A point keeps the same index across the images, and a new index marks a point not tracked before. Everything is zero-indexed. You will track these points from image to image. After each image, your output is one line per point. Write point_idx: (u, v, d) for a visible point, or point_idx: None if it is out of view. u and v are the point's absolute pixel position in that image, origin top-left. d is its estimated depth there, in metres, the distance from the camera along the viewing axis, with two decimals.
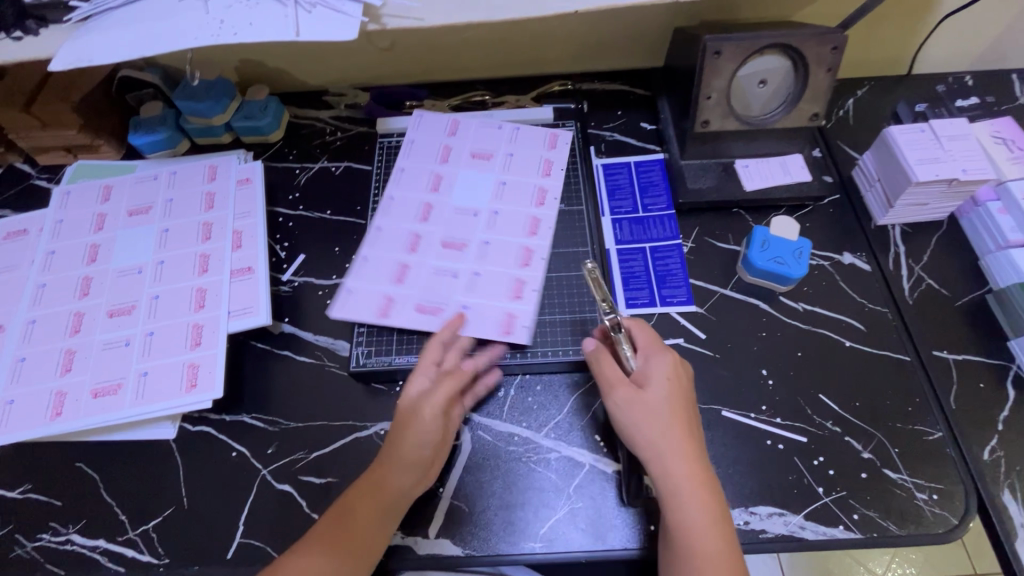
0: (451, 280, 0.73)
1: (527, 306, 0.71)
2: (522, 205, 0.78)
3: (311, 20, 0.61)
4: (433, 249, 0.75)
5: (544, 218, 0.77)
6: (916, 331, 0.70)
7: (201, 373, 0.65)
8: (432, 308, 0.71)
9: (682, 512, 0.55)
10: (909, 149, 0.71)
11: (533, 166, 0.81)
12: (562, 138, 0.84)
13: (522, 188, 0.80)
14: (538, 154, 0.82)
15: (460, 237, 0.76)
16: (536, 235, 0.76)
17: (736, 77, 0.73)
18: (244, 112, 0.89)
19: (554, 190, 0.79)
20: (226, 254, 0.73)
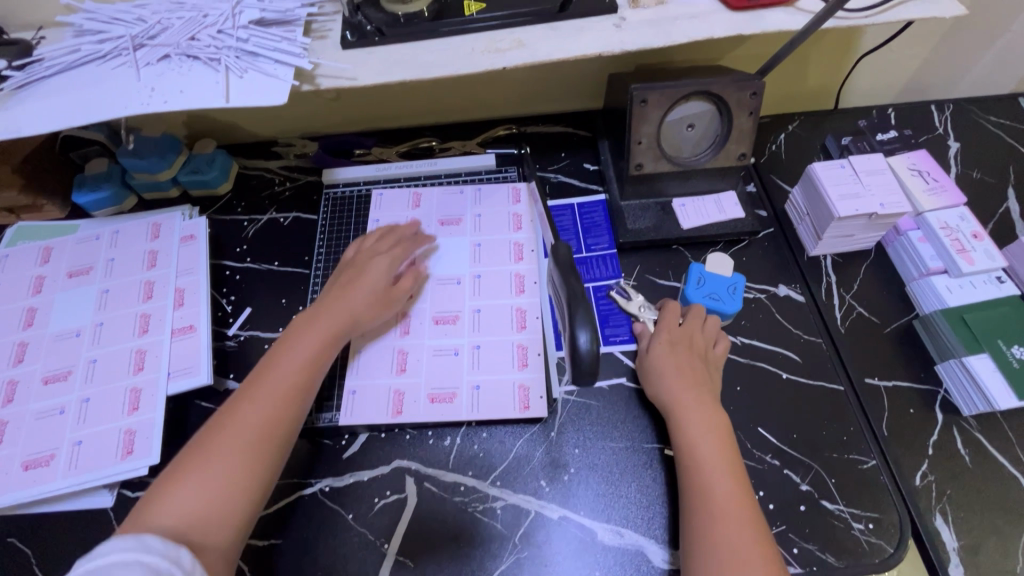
0: (452, 358, 0.72)
1: (534, 373, 0.71)
2: (503, 263, 0.80)
3: (243, 85, 0.62)
4: (425, 328, 0.75)
5: (527, 275, 0.79)
6: (849, 359, 0.72)
7: (137, 439, 0.64)
8: (446, 394, 0.70)
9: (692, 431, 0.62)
10: (831, 186, 0.74)
11: (505, 222, 0.83)
12: (525, 193, 0.86)
13: (500, 246, 0.81)
14: (506, 210, 0.84)
15: (452, 310, 0.76)
16: (523, 293, 0.77)
17: (664, 121, 0.75)
18: (190, 167, 0.89)
19: (528, 243, 0.81)
20: (167, 313, 0.73)
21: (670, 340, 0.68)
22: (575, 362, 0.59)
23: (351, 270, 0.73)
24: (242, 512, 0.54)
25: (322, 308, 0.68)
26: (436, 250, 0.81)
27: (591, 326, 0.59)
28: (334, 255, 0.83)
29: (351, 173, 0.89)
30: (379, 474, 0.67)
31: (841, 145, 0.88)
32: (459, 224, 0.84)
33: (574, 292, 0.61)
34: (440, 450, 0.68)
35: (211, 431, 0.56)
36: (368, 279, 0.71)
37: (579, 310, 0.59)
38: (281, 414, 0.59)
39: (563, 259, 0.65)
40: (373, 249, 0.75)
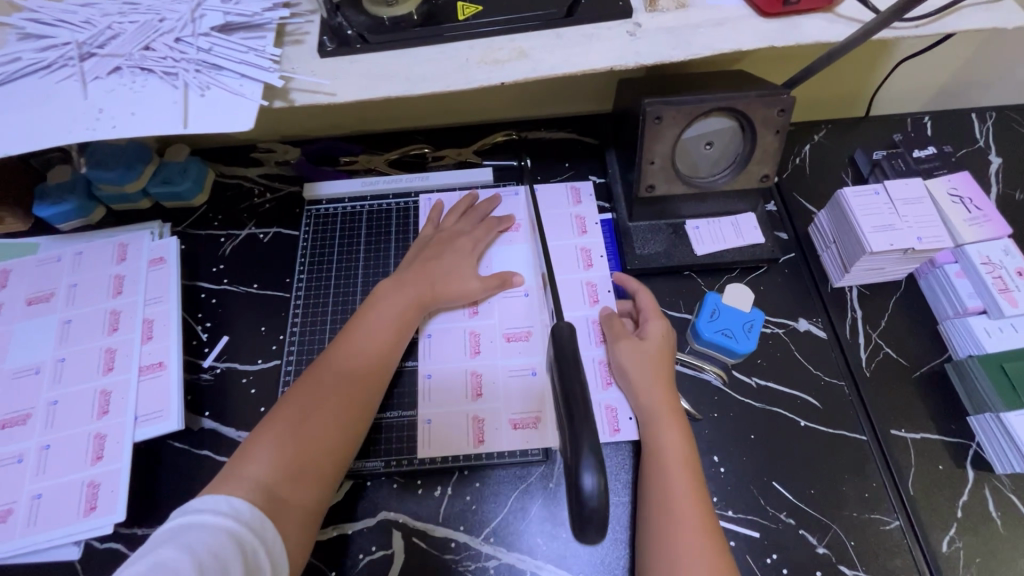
0: (528, 378, 0.67)
1: (620, 394, 0.66)
2: (572, 271, 0.74)
3: (203, 105, 0.54)
4: (496, 346, 0.69)
5: (599, 283, 0.73)
6: (873, 406, 0.66)
7: (101, 494, 0.59)
8: (528, 419, 0.65)
9: (658, 436, 0.59)
10: (863, 215, 0.67)
11: (569, 227, 0.78)
12: (585, 193, 0.81)
13: (566, 252, 0.76)
14: (567, 213, 0.79)
15: (523, 325, 0.70)
16: (597, 304, 0.72)
17: (681, 139, 0.68)
18: (162, 176, 0.82)
19: (597, 249, 0.76)
20: (134, 348, 0.67)
21: (665, 340, 0.65)
22: (580, 513, 0.40)
23: (432, 244, 0.73)
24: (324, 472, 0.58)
25: (408, 280, 0.69)
26: (500, 255, 0.75)
27: (598, 458, 0.41)
28: (316, 279, 0.76)
29: (336, 188, 0.81)
30: (365, 526, 0.62)
31: (872, 160, 0.82)
32: (519, 230, 0.77)
33: (577, 407, 0.43)
34: (431, 502, 0.63)
35: (298, 394, 0.61)
36: (450, 256, 0.71)
37: (582, 436, 0.41)
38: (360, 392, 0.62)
39: (564, 351, 0.47)
40: (453, 227, 0.75)
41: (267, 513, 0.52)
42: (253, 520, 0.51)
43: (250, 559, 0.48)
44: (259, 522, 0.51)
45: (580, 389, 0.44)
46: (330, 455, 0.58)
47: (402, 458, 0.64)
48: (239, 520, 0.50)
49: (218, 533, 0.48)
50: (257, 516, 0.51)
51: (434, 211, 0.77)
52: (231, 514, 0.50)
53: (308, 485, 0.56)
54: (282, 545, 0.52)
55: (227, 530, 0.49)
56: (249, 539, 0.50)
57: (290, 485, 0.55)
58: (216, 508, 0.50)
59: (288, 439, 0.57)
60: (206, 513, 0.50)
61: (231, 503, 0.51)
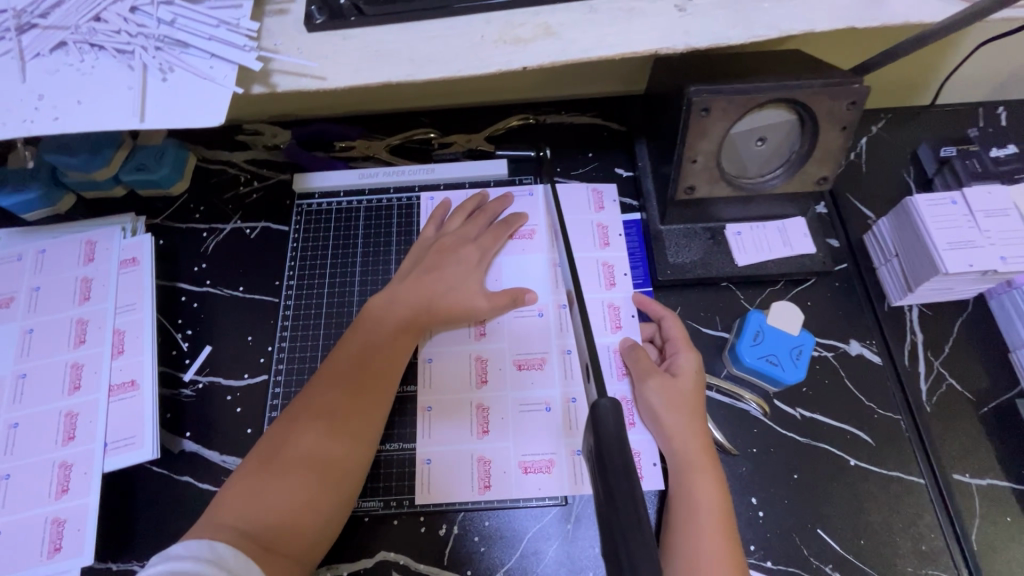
0: (542, 415, 0.60)
1: (646, 435, 0.59)
2: (592, 290, 0.66)
3: (164, 92, 0.45)
4: (506, 375, 0.62)
5: (623, 305, 0.65)
6: (934, 446, 0.59)
7: (67, 532, 0.53)
8: (542, 463, 0.58)
9: (688, 484, 0.52)
10: (937, 229, 0.59)
11: (591, 236, 0.69)
12: (608, 197, 0.71)
13: (587, 266, 0.67)
14: (588, 220, 0.70)
15: (537, 352, 0.63)
16: (619, 330, 0.64)
17: (729, 134, 0.58)
18: (134, 162, 0.73)
19: (621, 265, 0.67)
20: (103, 364, 0.60)
21: (697, 370, 0.57)
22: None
23: (435, 251, 0.64)
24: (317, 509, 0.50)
25: (402, 294, 0.61)
26: (510, 268, 0.66)
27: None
28: (307, 287, 0.68)
29: (330, 180, 0.72)
30: (362, 569, 0.56)
31: (939, 158, 0.71)
32: (533, 237, 0.68)
33: (631, 532, 0.30)
34: (435, 542, 0.57)
35: (288, 423, 0.53)
36: (454, 266, 0.63)
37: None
38: (359, 423, 0.54)
39: (608, 445, 0.34)
40: (459, 230, 0.66)
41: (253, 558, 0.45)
42: (239, 568, 0.43)
43: None
44: (245, 570, 0.43)
45: (634, 502, 0.31)
46: (325, 492, 0.51)
47: (400, 496, 0.58)
48: (224, 569, 0.42)
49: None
50: (243, 562, 0.44)
51: (438, 208, 0.69)
52: (215, 562, 0.43)
53: (300, 527, 0.49)
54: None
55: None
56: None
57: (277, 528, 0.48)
58: (197, 553, 0.43)
59: (278, 475, 0.50)
60: (186, 560, 0.42)
61: (214, 548, 0.44)
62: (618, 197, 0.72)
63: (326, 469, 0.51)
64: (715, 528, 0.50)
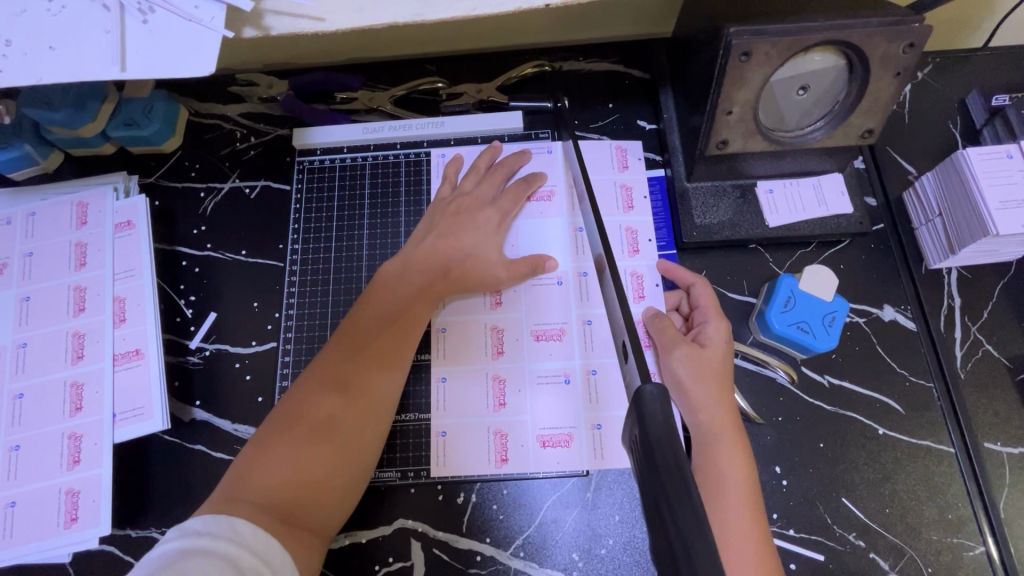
0: (560, 388, 0.58)
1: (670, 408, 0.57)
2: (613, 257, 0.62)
3: (146, 36, 0.40)
4: (523, 346, 0.59)
5: (645, 273, 0.62)
6: (967, 415, 0.57)
7: (82, 503, 0.52)
8: (561, 437, 0.57)
9: (712, 459, 0.51)
10: (989, 187, 0.54)
11: (614, 198, 0.65)
12: (632, 155, 0.67)
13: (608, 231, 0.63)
14: (610, 181, 0.66)
15: (556, 322, 0.60)
16: (642, 300, 0.61)
17: (769, 82, 0.53)
18: (123, 116, 0.68)
19: (645, 231, 0.64)
20: (105, 332, 0.57)
21: (726, 342, 0.55)
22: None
23: (448, 213, 0.60)
24: (333, 484, 0.49)
25: (413, 262, 0.58)
26: (528, 233, 0.63)
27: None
28: (313, 253, 0.65)
29: (332, 135, 0.67)
30: (381, 536, 0.56)
31: (989, 107, 0.67)
32: (551, 198, 0.64)
33: (688, 525, 0.29)
34: (454, 510, 0.56)
35: (300, 394, 0.51)
36: (470, 232, 0.59)
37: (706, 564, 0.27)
38: (374, 392, 0.52)
39: (658, 435, 0.33)
40: (475, 191, 0.61)
41: (273, 535, 0.44)
42: (258, 545, 0.42)
43: None
44: (266, 548, 0.42)
45: (689, 489, 0.30)
46: (340, 468, 0.49)
47: (417, 466, 0.57)
48: (242, 547, 0.41)
49: (219, 561, 0.40)
50: (262, 539, 0.43)
51: (450, 165, 0.64)
52: (233, 539, 0.42)
53: (316, 502, 0.48)
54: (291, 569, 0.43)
55: (229, 559, 0.40)
56: (255, 569, 0.41)
57: (292, 505, 0.47)
58: (216, 530, 0.42)
59: (293, 449, 0.48)
60: (204, 537, 0.41)
61: (232, 525, 0.42)
62: (641, 154, 0.67)
63: (341, 444, 0.50)
64: (739, 505, 0.49)
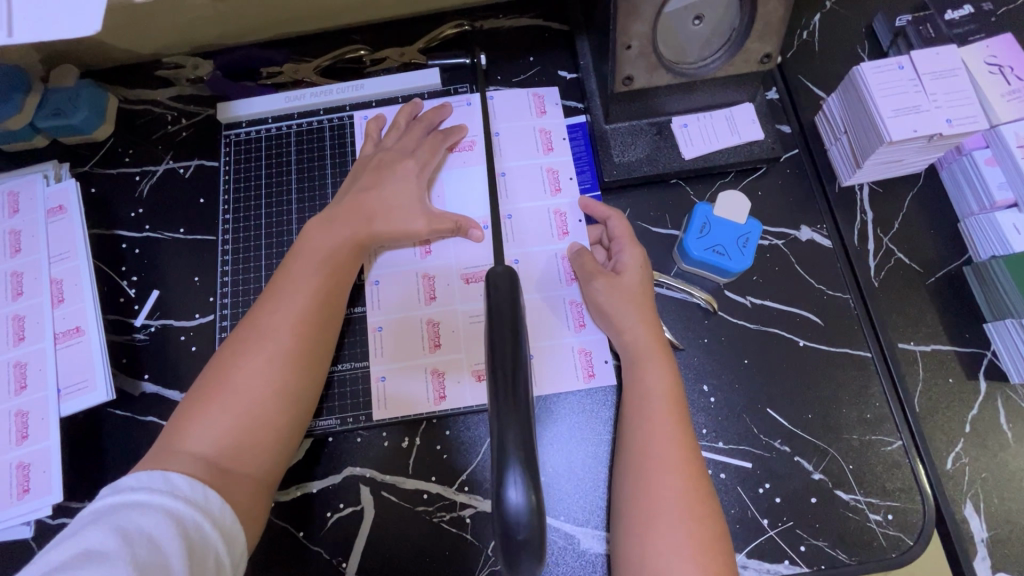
0: None
1: (596, 334, 0.60)
2: (537, 197, 0.64)
3: (32, 2, 0.41)
4: (455, 290, 0.61)
5: (568, 210, 0.64)
6: (880, 321, 0.60)
7: (34, 475, 0.54)
8: None
9: (643, 376, 0.53)
10: (882, 96, 0.57)
11: (534, 143, 0.67)
12: (550, 101, 0.68)
13: (530, 174, 0.65)
14: (530, 127, 0.67)
15: (484, 264, 0.62)
16: (567, 236, 0.63)
17: (663, 13, 0.54)
18: (50, 107, 0.69)
19: (567, 171, 0.66)
20: (44, 314, 0.59)
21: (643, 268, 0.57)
22: (507, 543, 0.29)
23: (371, 168, 0.61)
24: (277, 431, 0.52)
25: (339, 216, 0.59)
26: (453, 184, 0.65)
27: (530, 463, 0.30)
28: (245, 221, 0.66)
29: (256, 107, 0.68)
30: (330, 485, 0.58)
31: (894, 28, 0.68)
32: (473, 148, 0.66)
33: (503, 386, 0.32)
34: (399, 453, 0.59)
35: (232, 350, 0.53)
36: (393, 185, 0.61)
37: (511, 425, 0.30)
38: (305, 344, 0.54)
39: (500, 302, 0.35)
40: (396, 146, 0.63)
41: (211, 485, 0.46)
42: (196, 497, 0.44)
43: (191, 537, 0.42)
44: (202, 497, 0.45)
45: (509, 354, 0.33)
46: (281, 416, 0.52)
47: (359, 411, 0.59)
48: (178, 498, 0.44)
49: (156, 515, 0.42)
50: (201, 490, 0.45)
51: (372, 122, 0.65)
52: (170, 492, 0.44)
53: (256, 449, 0.50)
54: (232, 515, 0.46)
55: (164, 510, 0.42)
56: (193, 520, 0.43)
57: (235, 453, 0.49)
58: (151, 485, 0.44)
59: (231, 402, 0.50)
60: (140, 492, 0.43)
61: (169, 479, 0.44)
62: (561, 100, 0.69)
63: (277, 394, 0.52)
64: (664, 413, 0.51)
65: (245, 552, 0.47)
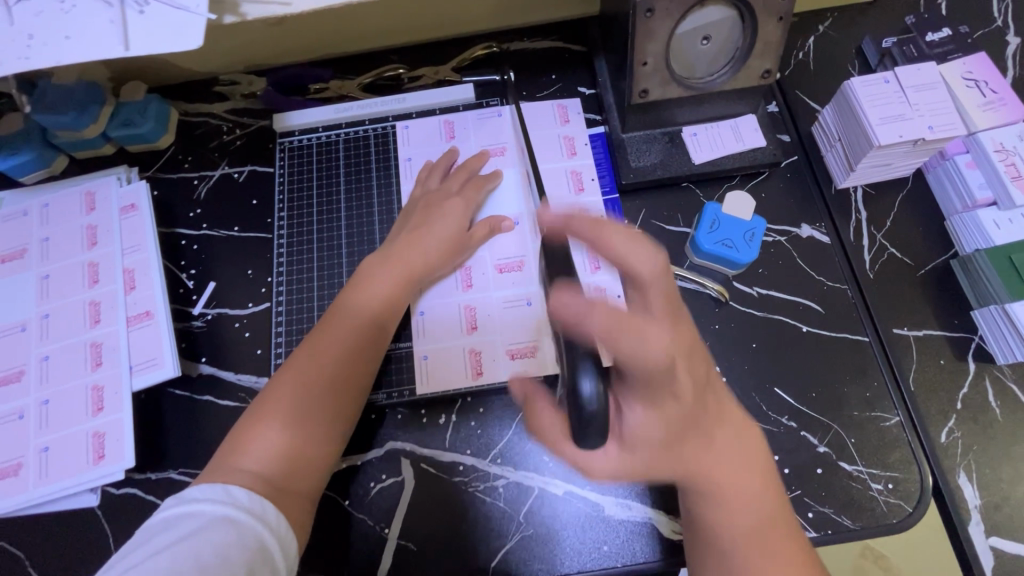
0: (524, 309, 0.66)
1: None
2: (562, 196, 0.71)
3: (146, 22, 0.49)
4: (488, 279, 0.67)
5: (591, 206, 0.71)
6: (876, 308, 0.66)
7: (108, 442, 0.60)
8: (527, 348, 0.64)
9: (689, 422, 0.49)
10: (871, 106, 0.64)
11: (558, 147, 0.74)
12: (572, 110, 0.76)
13: (556, 175, 0.72)
14: (554, 133, 0.74)
15: (515, 256, 0.68)
16: None
17: (674, 35, 0.62)
18: (121, 118, 0.77)
19: (589, 170, 0.72)
20: (118, 299, 0.65)
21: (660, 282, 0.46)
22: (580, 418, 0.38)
23: (419, 213, 0.68)
24: (320, 466, 0.56)
25: (392, 254, 0.65)
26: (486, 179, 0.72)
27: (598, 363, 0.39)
28: (297, 218, 0.73)
29: (308, 117, 0.76)
30: (374, 457, 0.63)
31: (881, 49, 0.76)
32: (503, 154, 0.74)
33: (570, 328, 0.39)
34: (437, 428, 0.64)
35: (286, 379, 0.57)
36: (440, 223, 0.66)
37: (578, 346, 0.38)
38: (352, 377, 0.59)
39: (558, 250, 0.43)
40: (439, 189, 0.70)
41: (268, 497, 0.51)
42: (254, 506, 0.49)
43: (252, 542, 0.47)
44: (260, 507, 0.49)
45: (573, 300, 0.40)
46: (324, 452, 0.56)
47: (401, 387, 0.64)
48: (238, 507, 0.48)
49: (219, 523, 0.47)
50: (258, 501, 0.49)
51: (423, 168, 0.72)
52: (231, 502, 0.48)
53: (301, 474, 0.54)
54: (287, 525, 0.50)
55: (226, 518, 0.47)
56: (252, 527, 0.48)
57: (287, 478, 0.53)
58: (215, 497, 0.48)
59: (285, 428, 0.55)
60: (204, 502, 0.48)
61: (229, 492, 0.49)
62: (582, 109, 0.76)
63: (322, 423, 0.56)
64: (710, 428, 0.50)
65: (298, 559, 0.51)
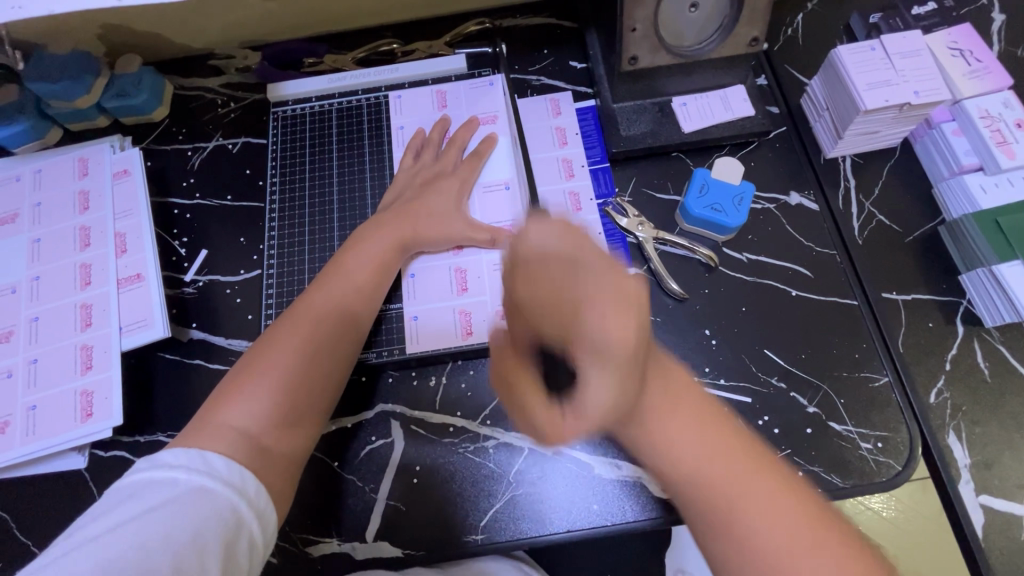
0: None
1: None
2: (553, 165, 0.72)
3: None
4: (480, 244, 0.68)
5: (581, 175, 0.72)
6: (865, 273, 0.66)
7: (96, 401, 0.60)
8: None
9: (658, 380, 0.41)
10: (859, 73, 0.64)
11: (549, 138, 0.74)
12: (565, 103, 0.76)
13: (546, 164, 0.72)
14: (546, 125, 0.75)
15: (506, 219, 0.69)
16: (581, 212, 0.70)
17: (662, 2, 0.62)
18: (115, 90, 0.77)
19: (580, 158, 0.72)
20: (110, 262, 0.66)
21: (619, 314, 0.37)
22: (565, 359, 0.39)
23: (413, 189, 0.69)
24: (291, 456, 0.53)
25: (387, 219, 0.65)
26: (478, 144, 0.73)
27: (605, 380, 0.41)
28: (291, 184, 0.73)
29: (302, 86, 0.77)
30: (363, 419, 0.63)
31: (869, 24, 0.76)
32: (494, 122, 0.74)
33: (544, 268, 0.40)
34: (426, 390, 0.64)
35: (273, 340, 0.56)
36: (436, 197, 0.67)
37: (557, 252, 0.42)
38: (342, 339, 0.58)
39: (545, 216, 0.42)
40: (437, 166, 0.70)
41: (249, 466, 0.48)
42: (233, 478, 0.46)
43: (226, 515, 0.44)
44: (237, 477, 0.47)
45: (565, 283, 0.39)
46: (294, 441, 0.53)
47: (392, 347, 0.64)
48: (215, 478, 0.46)
49: (194, 493, 0.44)
50: (237, 472, 0.47)
51: (414, 138, 0.73)
52: (207, 472, 0.45)
53: (287, 437, 0.52)
54: (266, 499, 0.48)
55: (201, 489, 0.44)
56: (229, 499, 0.45)
57: (263, 456, 0.50)
58: (190, 465, 0.46)
59: (272, 388, 0.53)
60: (179, 470, 0.45)
61: (207, 459, 0.46)
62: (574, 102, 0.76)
63: (311, 386, 0.55)
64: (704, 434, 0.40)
65: (276, 531, 0.49)
